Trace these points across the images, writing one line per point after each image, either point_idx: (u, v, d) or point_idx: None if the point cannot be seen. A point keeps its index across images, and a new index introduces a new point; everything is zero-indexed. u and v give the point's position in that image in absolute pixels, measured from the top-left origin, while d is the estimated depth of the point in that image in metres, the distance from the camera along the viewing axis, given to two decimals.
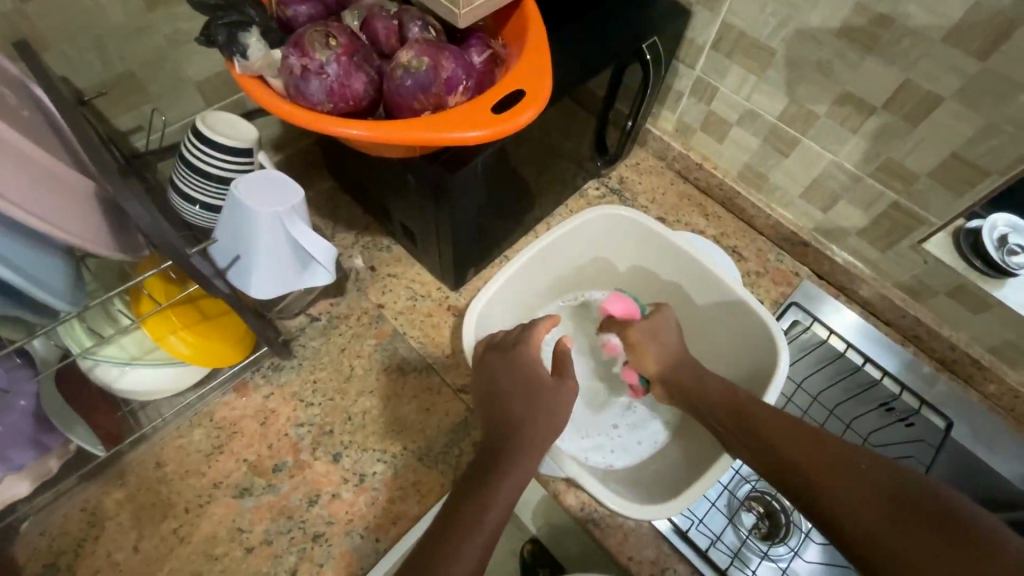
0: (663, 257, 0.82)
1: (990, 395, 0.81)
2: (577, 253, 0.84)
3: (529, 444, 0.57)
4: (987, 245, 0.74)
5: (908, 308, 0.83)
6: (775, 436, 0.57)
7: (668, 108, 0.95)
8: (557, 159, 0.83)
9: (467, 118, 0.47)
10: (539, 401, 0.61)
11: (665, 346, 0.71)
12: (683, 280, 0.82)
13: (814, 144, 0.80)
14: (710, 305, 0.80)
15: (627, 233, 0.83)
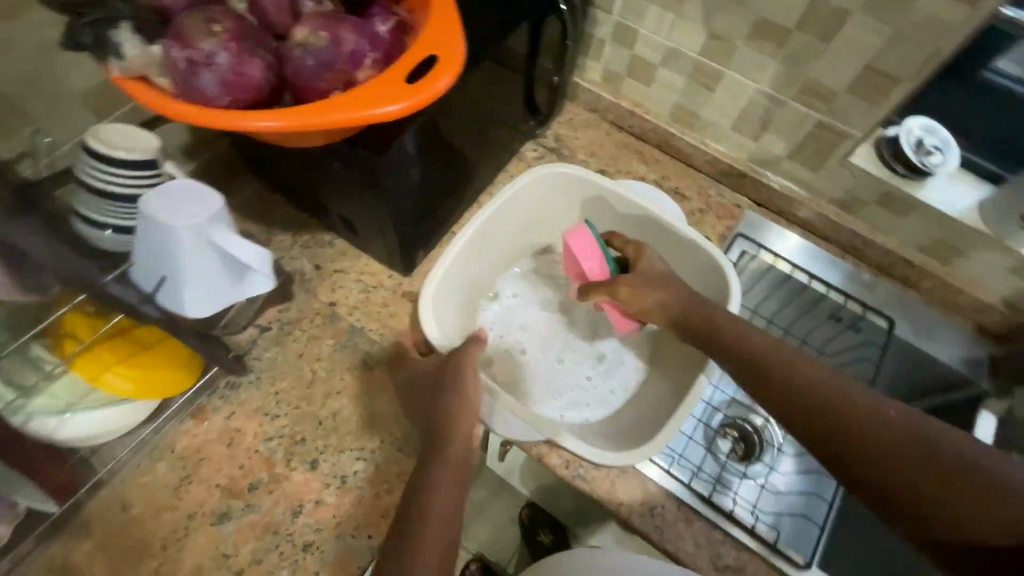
0: (607, 210, 0.83)
1: (924, 290, 0.87)
2: (522, 219, 0.83)
3: (458, 432, 0.58)
4: (906, 150, 0.77)
5: (843, 222, 0.87)
6: (801, 378, 0.56)
7: (592, 57, 0.94)
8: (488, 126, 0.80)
9: (366, 99, 0.44)
10: (454, 384, 0.61)
11: (665, 291, 0.66)
12: (630, 229, 0.83)
13: (737, 76, 0.81)
14: (658, 248, 0.82)
15: (570, 191, 0.82)
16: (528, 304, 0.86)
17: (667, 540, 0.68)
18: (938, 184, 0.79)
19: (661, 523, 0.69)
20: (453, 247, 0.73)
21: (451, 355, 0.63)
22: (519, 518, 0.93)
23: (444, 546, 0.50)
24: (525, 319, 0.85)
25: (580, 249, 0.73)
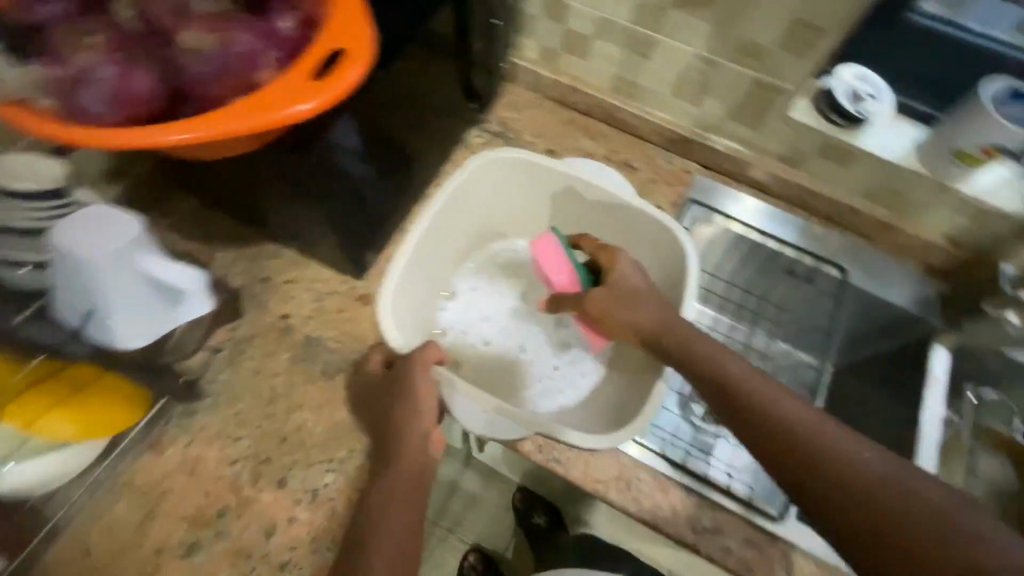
0: (558, 193, 0.81)
1: (872, 235, 0.88)
2: (471, 210, 0.81)
3: (406, 452, 0.60)
4: (841, 100, 0.78)
5: (790, 177, 0.88)
6: (789, 419, 0.50)
7: (526, 35, 0.92)
8: (425, 116, 0.78)
9: (269, 103, 0.41)
10: (399, 403, 0.62)
11: (638, 308, 0.64)
12: (585, 209, 0.82)
13: (671, 41, 0.80)
14: (612, 224, 0.81)
15: (518, 176, 0.81)
16: (489, 295, 0.85)
17: (645, 510, 0.69)
18: (875, 130, 0.80)
19: (638, 494, 0.69)
20: (402, 246, 0.71)
21: (397, 368, 0.64)
22: (515, 502, 1.09)
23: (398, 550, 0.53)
24: (485, 312, 0.84)
25: (547, 266, 0.74)
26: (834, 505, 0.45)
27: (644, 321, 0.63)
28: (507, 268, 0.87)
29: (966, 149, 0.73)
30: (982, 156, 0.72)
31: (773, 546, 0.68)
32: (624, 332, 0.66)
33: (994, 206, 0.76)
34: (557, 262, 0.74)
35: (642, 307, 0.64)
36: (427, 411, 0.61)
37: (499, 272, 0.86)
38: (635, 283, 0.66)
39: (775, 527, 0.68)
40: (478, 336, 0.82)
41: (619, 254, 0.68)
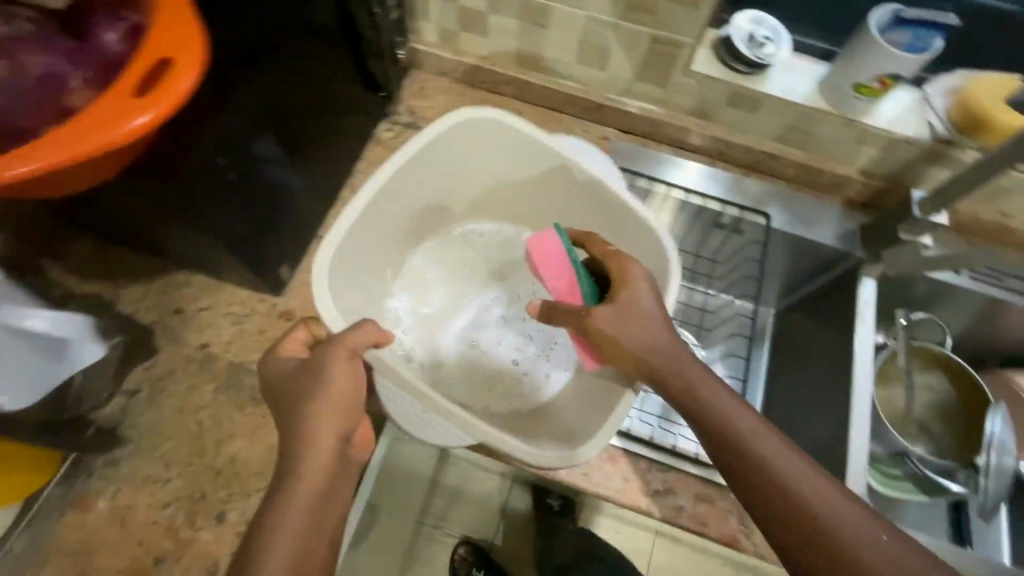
0: (535, 166, 0.77)
1: (792, 177, 0.89)
2: (432, 180, 0.78)
3: (316, 442, 0.52)
4: (740, 48, 0.78)
5: (705, 130, 0.87)
6: (784, 476, 0.50)
7: (422, 19, 0.88)
8: (322, 118, 0.74)
9: (100, 126, 0.38)
10: (307, 394, 0.55)
11: (644, 331, 0.58)
12: (555, 188, 0.79)
13: (564, 7, 0.78)
14: (586, 207, 0.78)
15: (498, 142, 0.76)
16: (439, 285, 0.84)
17: (597, 484, 0.69)
18: (778, 73, 0.81)
19: (588, 468, 0.69)
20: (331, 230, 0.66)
21: (315, 351, 0.57)
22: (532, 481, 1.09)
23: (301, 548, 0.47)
24: (441, 303, 0.83)
25: (543, 264, 0.70)
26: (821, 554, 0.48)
27: (632, 342, 0.58)
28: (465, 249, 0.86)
29: (863, 82, 0.73)
30: (879, 87, 0.73)
31: (724, 498, 0.68)
32: (610, 349, 0.61)
33: (898, 135, 0.78)
34: (562, 262, 0.69)
35: (642, 331, 0.59)
36: (351, 399, 0.55)
37: (452, 253, 0.85)
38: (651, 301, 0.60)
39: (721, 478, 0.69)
40: (437, 323, 0.82)
41: (629, 263, 0.62)
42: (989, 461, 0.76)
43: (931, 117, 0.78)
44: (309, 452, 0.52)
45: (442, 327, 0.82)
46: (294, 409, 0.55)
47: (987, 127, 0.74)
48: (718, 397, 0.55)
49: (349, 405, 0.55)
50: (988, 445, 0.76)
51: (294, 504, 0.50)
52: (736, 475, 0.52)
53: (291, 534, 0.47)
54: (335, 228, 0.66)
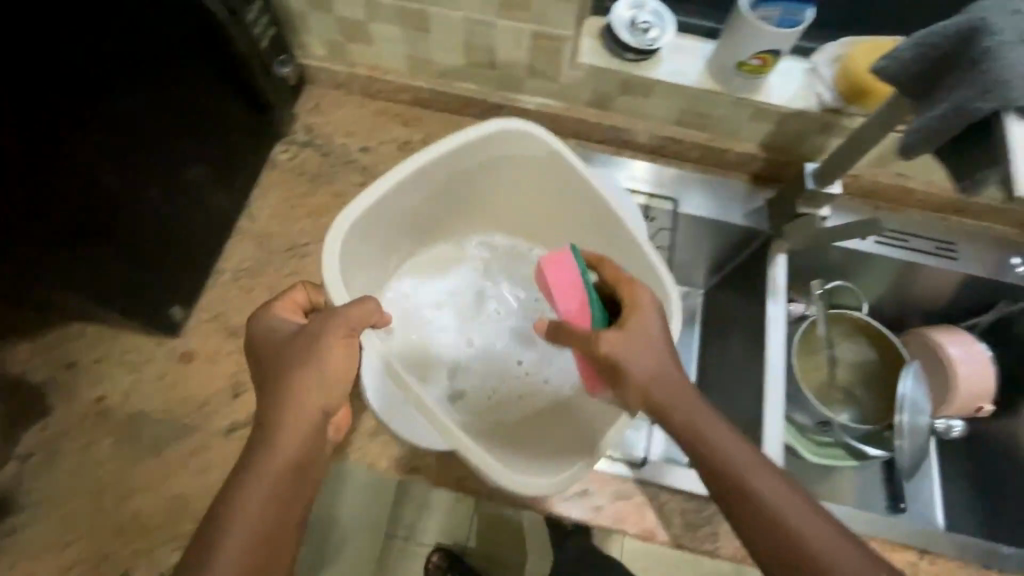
0: (545, 176, 0.75)
1: (698, 159, 0.88)
2: (431, 194, 0.75)
3: (292, 418, 0.51)
4: (624, 37, 0.76)
5: (604, 121, 0.86)
6: (804, 534, 0.46)
7: (305, 32, 0.84)
8: (196, 150, 0.71)
9: None
10: (296, 362, 0.53)
11: (651, 359, 0.55)
12: (550, 197, 0.77)
13: (440, 10, 0.75)
14: (586, 223, 0.76)
15: (508, 153, 0.73)
16: (422, 296, 0.81)
17: None
18: (668, 57, 0.79)
19: None
20: (329, 251, 0.64)
21: (316, 320, 0.55)
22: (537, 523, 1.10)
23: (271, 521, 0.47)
24: (436, 324, 0.81)
25: (553, 280, 0.65)
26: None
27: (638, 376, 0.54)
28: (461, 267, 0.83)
29: (743, 60, 0.73)
30: (760, 64, 0.72)
31: (642, 492, 0.69)
32: (613, 374, 0.57)
33: (788, 109, 0.77)
34: (570, 282, 0.65)
35: (645, 358, 0.55)
36: (336, 375, 0.53)
37: (443, 270, 0.83)
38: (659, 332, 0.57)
39: (637, 473, 0.69)
40: (437, 344, 0.80)
41: (638, 289, 0.60)
42: (905, 420, 0.77)
43: (820, 88, 0.77)
44: (285, 420, 0.51)
45: (441, 348, 0.80)
46: (278, 374, 0.53)
47: (867, 93, 0.74)
48: (738, 447, 0.51)
49: (338, 379, 0.53)
50: (902, 405, 0.78)
51: (258, 475, 0.48)
52: (747, 529, 0.49)
53: (255, 508, 0.47)
54: (332, 243, 0.64)
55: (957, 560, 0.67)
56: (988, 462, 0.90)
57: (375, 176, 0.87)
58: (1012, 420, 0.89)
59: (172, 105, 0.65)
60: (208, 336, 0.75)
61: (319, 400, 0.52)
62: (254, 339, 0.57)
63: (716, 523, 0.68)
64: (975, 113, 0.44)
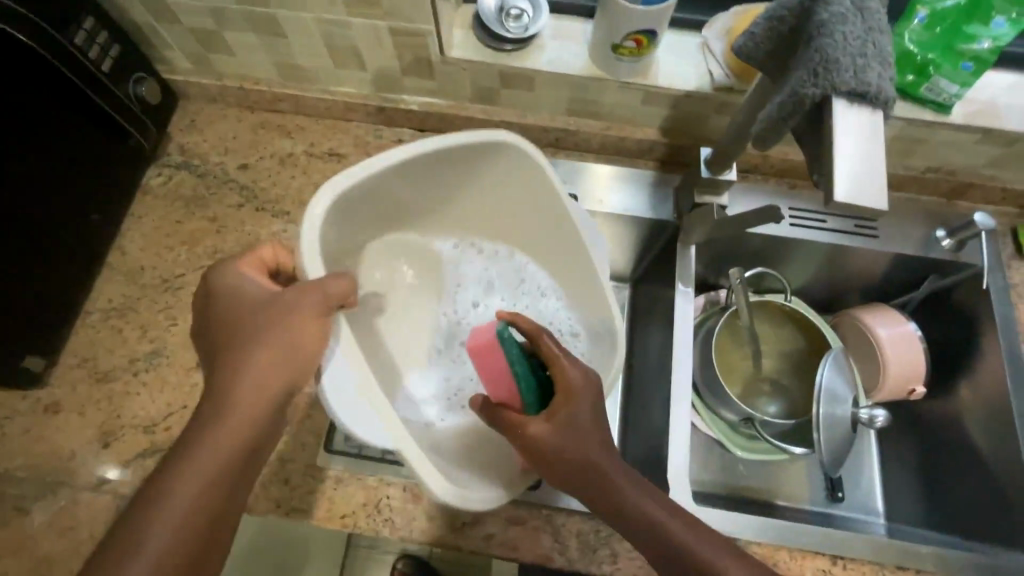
0: (522, 191, 0.68)
1: (599, 150, 0.82)
2: (410, 191, 0.67)
3: (246, 400, 0.49)
4: (493, 27, 0.71)
5: (493, 116, 0.80)
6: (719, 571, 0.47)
7: (162, 46, 0.78)
8: (46, 188, 0.66)
9: None
10: (259, 340, 0.51)
11: (560, 428, 0.52)
12: (510, 200, 0.70)
13: (288, 13, 0.68)
14: (549, 239, 0.71)
15: (490, 162, 0.66)
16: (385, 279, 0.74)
17: (398, 529, 0.65)
18: (549, 44, 0.73)
19: (389, 514, 0.66)
20: (306, 238, 0.56)
21: (292, 294, 0.52)
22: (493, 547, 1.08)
23: (203, 509, 0.45)
24: (404, 326, 0.74)
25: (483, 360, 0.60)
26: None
27: (561, 465, 0.51)
28: (427, 269, 0.76)
29: (617, 43, 0.67)
30: (635, 46, 0.67)
31: (535, 516, 0.66)
32: (538, 465, 0.53)
33: (679, 90, 0.71)
34: (500, 367, 0.59)
35: (559, 417, 0.52)
36: (304, 353, 0.51)
37: (406, 274, 0.75)
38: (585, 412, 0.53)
39: (529, 495, 0.66)
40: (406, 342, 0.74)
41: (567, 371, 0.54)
42: (821, 413, 0.72)
43: (711, 65, 0.71)
44: (235, 402, 0.49)
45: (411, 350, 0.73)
46: (239, 347, 0.51)
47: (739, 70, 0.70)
48: (633, 492, 0.50)
49: (308, 353, 0.51)
50: (819, 397, 0.72)
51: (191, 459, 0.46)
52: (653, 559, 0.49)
53: (200, 478, 0.45)
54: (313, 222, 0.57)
55: (873, 563, 0.65)
56: (931, 447, 0.82)
57: (255, 194, 0.81)
58: (948, 401, 0.81)
59: (36, 126, 0.63)
60: (77, 384, 0.71)
61: (286, 370, 0.50)
62: (217, 296, 0.54)
63: (612, 543, 0.65)
64: (808, 99, 0.39)
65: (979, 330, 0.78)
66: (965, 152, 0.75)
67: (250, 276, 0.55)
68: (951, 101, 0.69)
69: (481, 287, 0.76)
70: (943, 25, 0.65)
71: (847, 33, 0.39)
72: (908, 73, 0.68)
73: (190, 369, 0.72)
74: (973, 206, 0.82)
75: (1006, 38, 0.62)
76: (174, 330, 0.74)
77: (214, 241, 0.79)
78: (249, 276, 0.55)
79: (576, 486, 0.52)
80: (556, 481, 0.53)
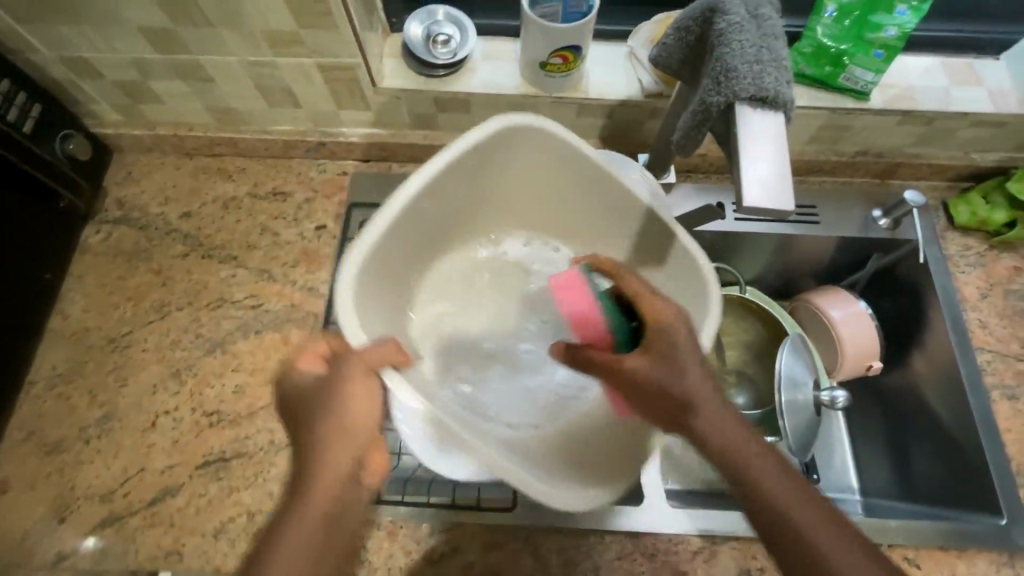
0: (554, 161, 0.63)
1: None
2: (447, 203, 0.65)
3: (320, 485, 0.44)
4: (422, 56, 0.72)
5: (433, 141, 0.80)
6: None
7: (90, 101, 0.77)
8: None
9: None
10: (323, 419, 0.47)
11: (667, 356, 0.49)
12: (553, 177, 0.65)
13: (213, 58, 0.68)
14: (598, 213, 0.66)
15: (508, 151, 0.63)
16: (460, 277, 0.72)
17: (375, 569, 0.64)
18: (479, 67, 0.74)
19: (365, 555, 0.64)
20: (340, 304, 0.54)
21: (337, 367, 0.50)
22: None
23: None
24: (485, 343, 0.71)
25: (570, 303, 0.63)
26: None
27: (666, 400, 0.48)
28: (484, 273, 0.73)
29: (545, 60, 0.68)
30: (563, 62, 0.68)
31: (514, 538, 0.66)
32: (637, 399, 0.50)
33: (610, 100, 0.73)
34: (585, 305, 0.62)
35: (665, 344, 0.50)
36: (365, 418, 0.48)
37: (476, 282, 0.72)
38: (687, 340, 0.50)
39: (506, 518, 0.65)
40: (492, 358, 0.70)
41: (642, 295, 0.55)
42: (783, 401, 0.74)
43: (640, 73, 0.73)
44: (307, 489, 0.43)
45: (495, 359, 0.70)
46: (304, 432, 0.47)
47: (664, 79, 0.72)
48: (779, 480, 0.44)
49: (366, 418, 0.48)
50: (777, 385, 0.74)
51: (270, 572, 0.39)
52: (761, 509, 0.44)
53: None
54: (348, 276, 0.55)
55: None
56: (893, 420, 0.84)
57: (200, 242, 0.79)
58: (905, 373, 0.83)
59: None
60: (25, 459, 0.68)
61: (353, 443, 0.46)
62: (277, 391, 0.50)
63: (592, 558, 0.65)
64: (713, 108, 0.42)
65: (925, 303, 0.80)
66: (889, 133, 0.78)
67: (312, 371, 0.50)
68: (870, 88, 0.72)
69: (547, 267, 0.73)
70: (850, 18, 0.67)
71: (744, 42, 0.42)
72: (825, 65, 0.71)
73: (145, 430, 0.70)
74: (904, 183, 0.85)
75: (910, 25, 0.64)
76: (125, 390, 0.72)
77: (161, 293, 0.77)
78: (308, 373, 0.49)
79: (681, 425, 0.48)
80: (657, 420, 0.50)
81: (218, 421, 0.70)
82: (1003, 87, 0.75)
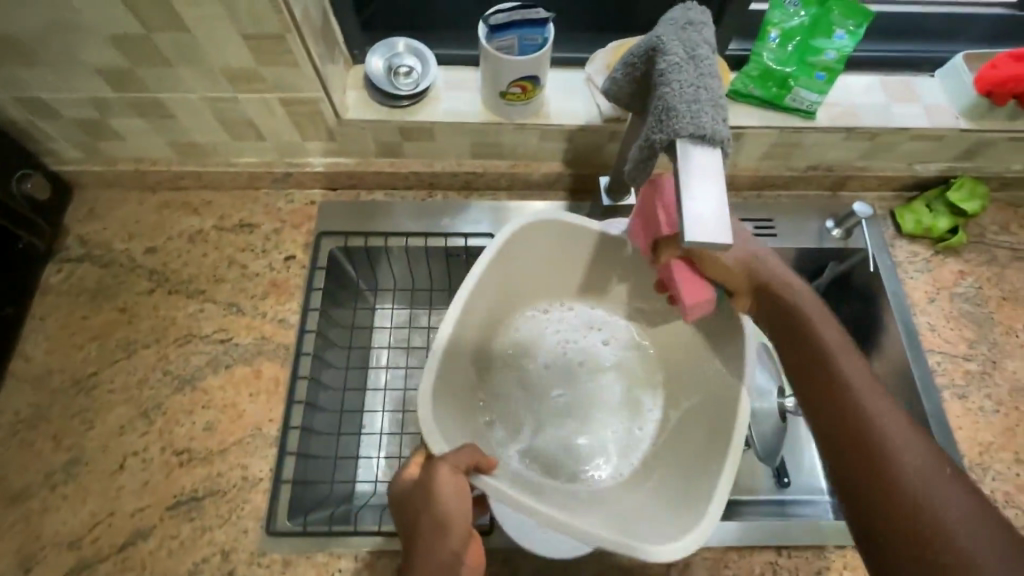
0: (550, 241, 0.71)
1: (508, 186, 0.84)
2: (480, 310, 0.71)
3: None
4: (385, 88, 0.74)
5: (400, 168, 0.81)
6: (885, 435, 0.48)
7: (47, 140, 0.76)
8: None
9: None
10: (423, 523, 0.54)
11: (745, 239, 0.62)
12: (556, 253, 0.73)
13: (173, 96, 0.68)
14: (598, 269, 0.75)
15: (515, 249, 0.70)
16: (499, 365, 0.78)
17: None
18: (441, 97, 0.76)
19: None
20: (423, 425, 0.58)
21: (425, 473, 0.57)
22: None
23: None
24: (546, 417, 0.76)
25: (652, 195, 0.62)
26: (884, 510, 0.45)
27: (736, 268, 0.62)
28: (525, 356, 0.78)
29: (503, 90, 0.70)
30: (521, 91, 0.70)
31: (492, 561, 0.66)
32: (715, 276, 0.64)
33: (570, 125, 0.75)
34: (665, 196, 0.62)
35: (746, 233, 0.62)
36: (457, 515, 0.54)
37: (519, 364, 0.78)
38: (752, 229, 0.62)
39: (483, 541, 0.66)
40: (553, 424, 0.76)
41: None
42: None
43: (597, 99, 0.75)
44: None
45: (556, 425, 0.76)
46: (412, 535, 0.54)
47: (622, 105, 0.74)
48: (844, 357, 0.54)
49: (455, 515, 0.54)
50: None
51: None
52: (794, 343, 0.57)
53: None
54: (425, 405, 0.59)
55: (814, 548, 0.69)
56: None
57: (166, 277, 0.79)
58: None
59: None
60: None
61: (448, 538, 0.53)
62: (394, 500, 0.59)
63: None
64: (657, 145, 0.45)
65: (879, 308, 0.84)
66: (837, 149, 0.82)
67: (413, 477, 0.59)
68: (815, 108, 0.76)
69: (569, 330, 0.80)
70: (793, 43, 0.72)
71: (682, 81, 0.45)
72: (772, 87, 0.74)
73: (113, 473, 0.68)
74: (854, 194, 0.89)
75: (847, 48, 0.70)
76: (91, 434, 0.70)
77: (126, 331, 0.76)
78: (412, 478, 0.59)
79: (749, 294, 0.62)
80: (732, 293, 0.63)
81: (189, 459, 0.69)
82: (938, 104, 0.80)
